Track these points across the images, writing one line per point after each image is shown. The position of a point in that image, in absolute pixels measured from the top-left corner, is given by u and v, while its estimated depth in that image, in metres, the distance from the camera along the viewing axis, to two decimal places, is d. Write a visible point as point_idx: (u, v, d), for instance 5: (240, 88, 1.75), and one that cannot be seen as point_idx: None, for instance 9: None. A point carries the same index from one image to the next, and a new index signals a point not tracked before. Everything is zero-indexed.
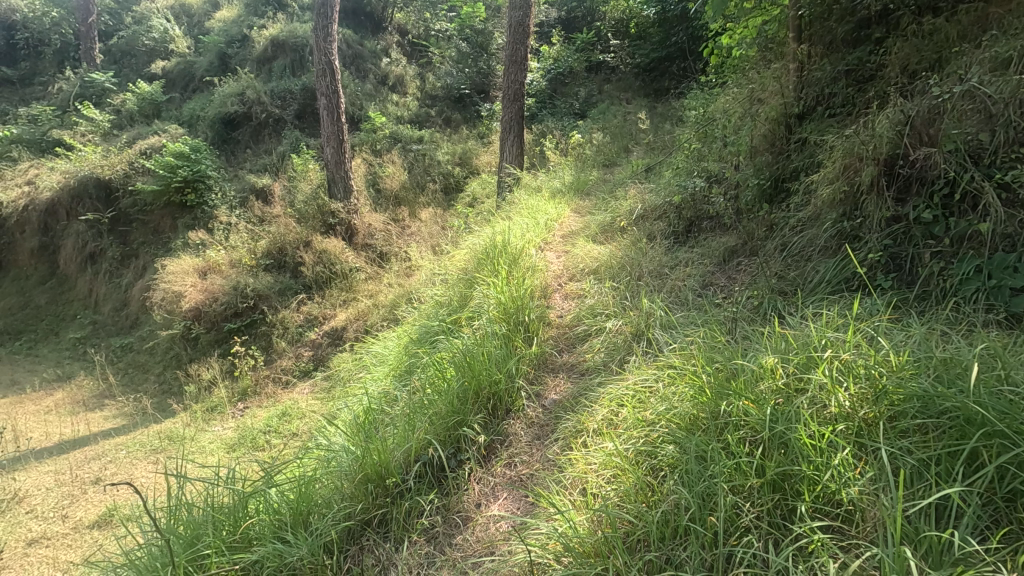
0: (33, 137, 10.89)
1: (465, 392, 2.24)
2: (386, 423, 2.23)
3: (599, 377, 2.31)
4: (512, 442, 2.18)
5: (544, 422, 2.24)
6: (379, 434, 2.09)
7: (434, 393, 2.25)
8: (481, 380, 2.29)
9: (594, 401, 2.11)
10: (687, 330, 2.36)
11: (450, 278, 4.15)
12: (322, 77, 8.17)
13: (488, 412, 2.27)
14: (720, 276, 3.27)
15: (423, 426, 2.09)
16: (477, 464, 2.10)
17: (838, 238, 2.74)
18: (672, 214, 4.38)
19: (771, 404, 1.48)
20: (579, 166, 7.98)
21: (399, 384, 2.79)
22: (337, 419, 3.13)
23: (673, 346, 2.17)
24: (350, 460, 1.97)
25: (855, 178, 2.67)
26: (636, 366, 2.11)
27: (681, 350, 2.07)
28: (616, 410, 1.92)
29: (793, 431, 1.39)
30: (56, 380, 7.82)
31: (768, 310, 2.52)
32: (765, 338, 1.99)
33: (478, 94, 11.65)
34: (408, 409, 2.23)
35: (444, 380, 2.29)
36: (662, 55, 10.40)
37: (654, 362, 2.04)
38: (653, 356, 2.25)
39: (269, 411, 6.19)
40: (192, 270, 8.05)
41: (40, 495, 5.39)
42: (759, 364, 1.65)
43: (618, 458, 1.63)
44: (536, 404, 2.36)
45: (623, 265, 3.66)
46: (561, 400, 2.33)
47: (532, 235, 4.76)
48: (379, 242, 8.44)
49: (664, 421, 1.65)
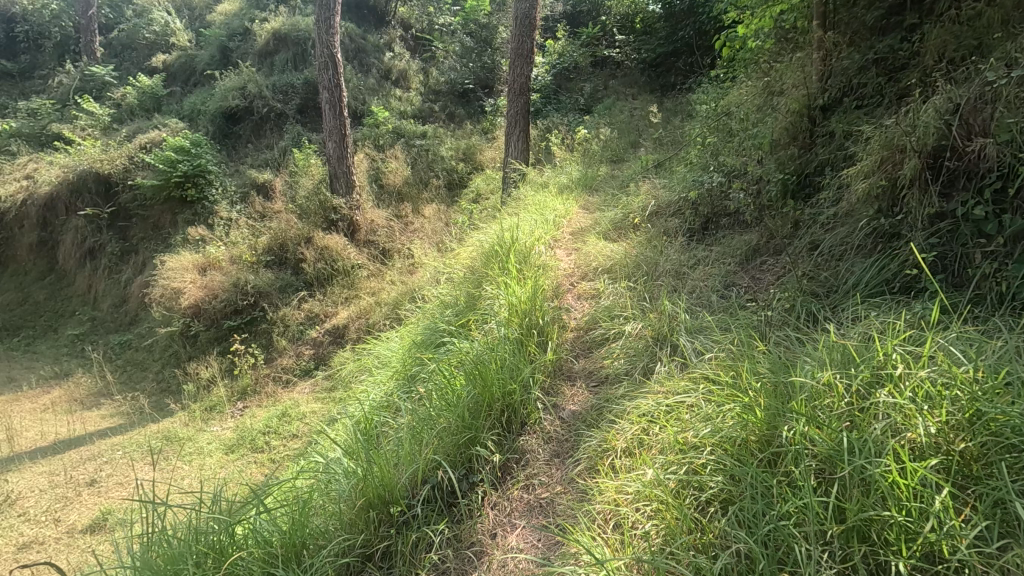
0: (32, 131, 10.73)
1: (478, 405, 2.06)
2: (388, 436, 2.05)
3: (622, 387, 2.13)
4: (530, 462, 2.00)
5: (565, 438, 2.07)
6: (379, 450, 1.90)
7: (441, 404, 2.05)
8: (496, 390, 2.11)
9: (620, 416, 1.93)
10: (718, 336, 2.18)
11: (456, 276, 3.97)
12: (323, 70, 7.98)
13: (503, 427, 2.10)
14: (743, 275, 3.09)
15: (431, 442, 1.91)
16: (492, 486, 1.92)
17: (875, 237, 2.55)
18: (688, 211, 4.18)
19: (842, 431, 1.30)
20: (586, 161, 7.79)
21: (402, 391, 2.61)
22: (337, 427, 2.94)
23: (707, 355, 1.99)
24: (349, 482, 1.78)
25: (895, 171, 2.48)
26: (666, 378, 1.93)
27: (717, 359, 1.89)
28: (647, 428, 1.75)
29: (873, 467, 1.20)
30: (53, 378, 7.67)
31: (802, 314, 2.34)
32: (809, 346, 1.81)
33: (482, 89, 11.44)
34: (413, 420, 2.04)
35: (454, 390, 2.10)
36: (668, 50, 10.20)
37: (688, 374, 1.86)
38: (683, 365, 2.08)
39: (269, 411, 6.03)
40: (192, 266, 7.86)
41: (33, 497, 5.25)
42: (816, 380, 1.47)
43: (658, 490, 1.46)
44: (553, 417, 2.19)
45: (639, 264, 3.48)
46: (580, 413, 2.16)
47: (541, 232, 4.56)
48: (381, 239, 8.26)
49: (711, 447, 1.48)
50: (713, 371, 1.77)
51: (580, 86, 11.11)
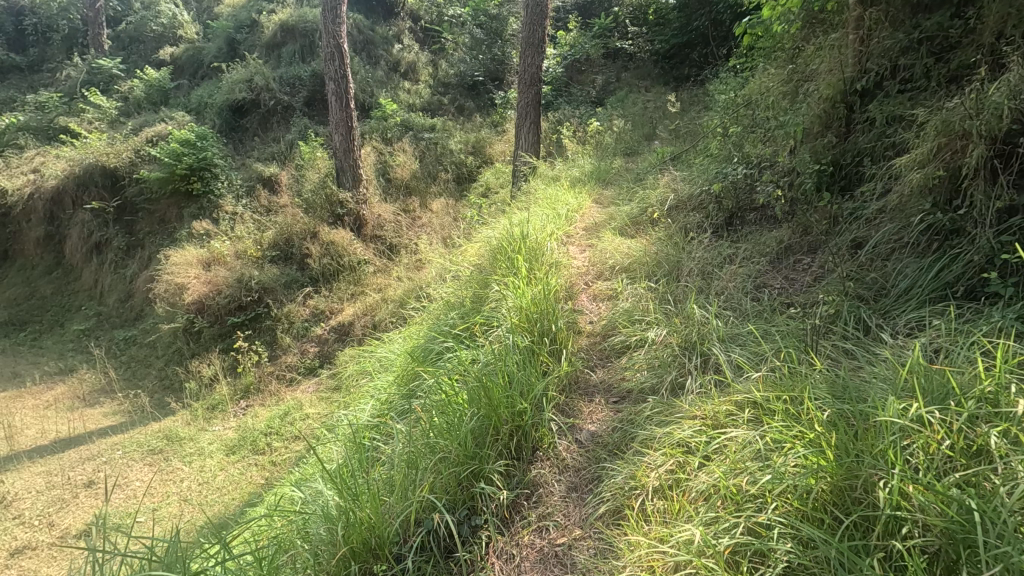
0: (40, 125, 10.60)
1: (486, 430, 1.82)
2: (381, 462, 1.80)
3: (649, 407, 1.88)
4: (545, 498, 1.75)
5: (585, 466, 1.83)
6: (366, 483, 1.65)
7: (439, 426, 1.81)
8: (507, 414, 1.87)
9: (650, 447, 1.67)
10: (758, 350, 1.93)
11: (463, 274, 3.72)
12: (330, 61, 7.75)
13: (511, 454, 1.86)
14: (776, 274, 2.81)
15: (428, 476, 1.65)
16: (498, 530, 1.67)
17: (929, 234, 2.27)
18: (710, 205, 3.90)
19: (954, 497, 1.04)
20: (599, 154, 7.51)
21: (399, 408, 2.37)
22: (333, 437, 2.73)
23: (752, 376, 1.76)
24: (327, 524, 1.53)
25: (954, 162, 2.20)
26: (705, 403, 1.68)
27: (763, 382, 1.65)
28: (687, 468, 1.49)
29: (1006, 550, 0.93)
30: (57, 374, 7.55)
31: (852, 323, 2.07)
32: (873, 372, 1.56)
33: (492, 82, 11.19)
34: (408, 442, 1.80)
35: (457, 409, 1.86)
36: (682, 41, 9.61)
37: (730, 398, 1.63)
38: (721, 383, 1.84)
39: (272, 411, 5.85)
40: (196, 262, 7.65)
41: (29, 499, 5.10)
42: (903, 421, 1.21)
43: (708, 557, 1.20)
44: (569, 441, 1.95)
45: (660, 262, 3.23)
46: (601, 436, 1.92)
47: (553, 226, 4.31)
48: (389, 234, 8.04)
49: (775, 505, 1.24)
50: (765, 402, 1.54)
51: (591, 78, 10.81)
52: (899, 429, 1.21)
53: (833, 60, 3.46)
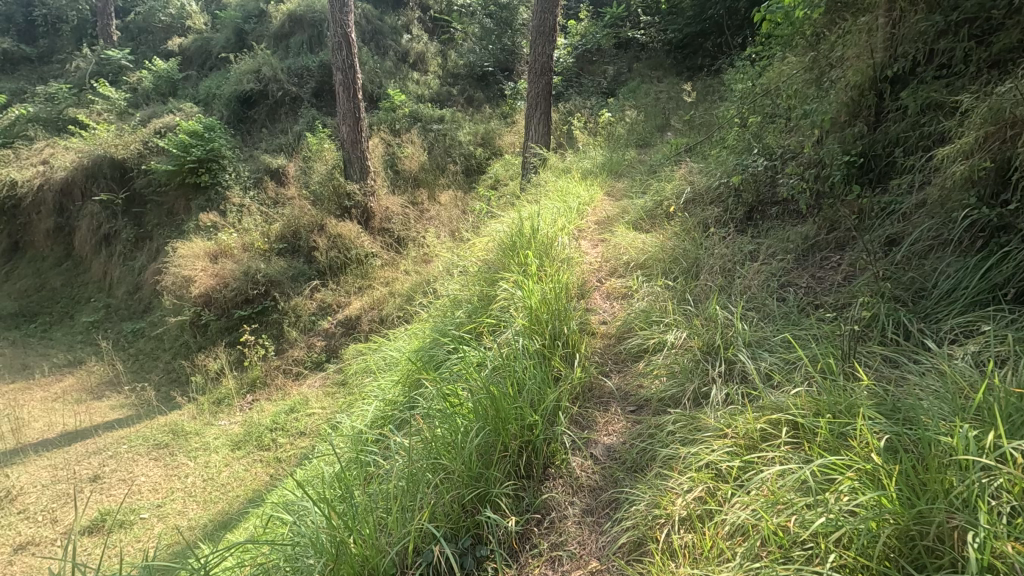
0: (50, 116, 10.53)
1: (494, 444, 1.70)
2: (378, 479, 1.68)
3: (672, 420, 1.74)
4: (558, 524, 1.62)
5: (603, 484, 1.70)
6: (360, 504, 1.52)
7: (441, 439, 1.69)
8: (515, 427, 1.75)
9: (676, 470, 1.53)
10: (790, 361, 1.78)
11: (472, 269, 3.58)
12: (337, 50, 7.60)
13: (521, 473, 1.73)
14: (802, 273, 2.64)
15: (429, 499, 1.53)
16: (505, 560, 1.54)
17: (972, 232, 2.10)
18: (729, 199, 3.72)
19: None
20: (611, 146, 7.33)
21: (401, 416, 2.25)
22: (333, 441, 2.61)
23: (787, 390, 1.62)
24: (313, 554, 1.40)
25: (1005, 153, 2.02)
26: (736, 422, 1.54)
27: (802, 399, 1.50)
28: (719, 500, 1.35)
29: None
30: (65, 366, 7.52)
31: (890, 328, 1.91)
32: (924, 392, 1.42)
33: (502, 72, 11.01)
34: (409, 456, 1.68)
35: (464, 422, 1.73)
36: (696, 31, 9.26)
37: (764, 416, 1.50)
38: (751, 395, 1.70)
39: (277, 406, 5.76)
40: (203, 254, 7.54)
41: (34, 493, 5.06)
42: (979, 458, 1.06)
43: None
44: (583, 457, 1.81)
45: (677, 258, 3.08)
46: (618, 452, 1.78)
47: (565, 220, 4.15)
48: (397, 226, 7.92)
49: (829, 552, 1.10)
50: (808, 423, 1.41)
51: (602, 69, 10.61)
52: (973, 467, 1.07)
53: (862, 44, 3.26)
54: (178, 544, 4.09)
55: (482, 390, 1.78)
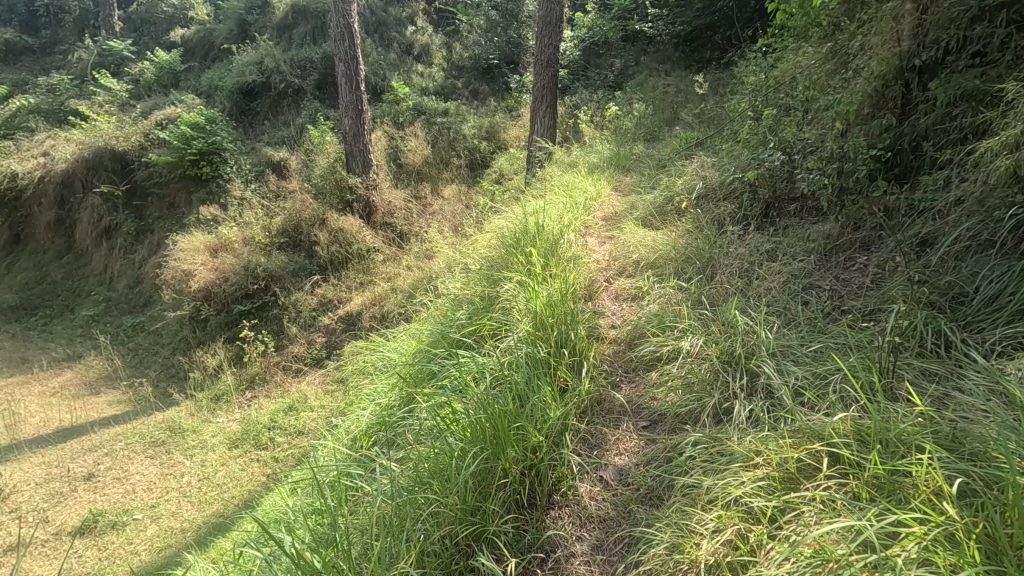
0: (51, 107, 10.41)
1: (493, 470, 1.56)
2: (364, 507, 1.53)
3: (692, 443, 1.57)
4: (564, 565, 1.45)
5: (615, 515, 1.54)
6: (340, 542, 1.37)
7: (433, 463, 1.53)
8: (516, 451, 1.60)
9: (702, 506, 1.35)
10: (823, 378, 1.61)
11: (474, 266, 3.42)
12: (339, 41, 7.42)
13: (524, 501, 1.58)
14: (825, 275, 2.46)
15: (419, 536, 1.38)
16: None
17: (1018, 234, 1.92)
18: (744, 195, 3.55)
19: None
20: (618, 140, 7.14)
21: (396, 430, 2.10)
22: (327, 452, 2.48)
23: (822, 413, 1.46)
24: None
25: None
26: (768, 449, 1.37)
27: (847, 425, 1.33)
28: (753, 547, 1.18)
29: None
30: (65, 360, 7.42)
31: (930, 341, 1.73)
32: (982, 422, 1.26)
33: (508, 65, 10.80)
34: (398, 482, 1.52)
35: (461, 445, 1.58)
36: (704, 23, 8.82)
37: (802, 445, 1.32)
38: (781, 416, 1.53)
39: (276, 403, 5.63)
40: (203, 248, 7.39)
41: (27, 491, 4.95)
42: None
43: None
44: (592, 483, 1.65)
45: (691, 257, 2.92)
46: (632, 477, 1.62)
47: (572, 216, 3.99)
48: (399, 220, 7.76)
49: None
50: (853, 457, 1.24)
51: (609, 62, 10.39)
52: None
53: (887, 31, 3.02)
54: (171, 547, 3.96)
55: (480, 408, 1.63)
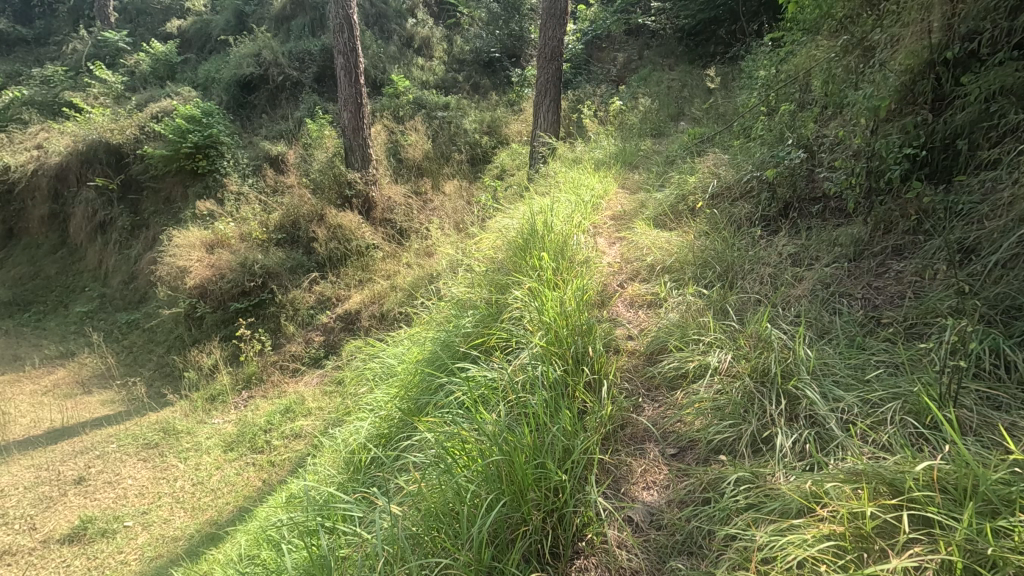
0: (45, 99, 10.17)
1: (512, 517, 1.41)
2: (362, 557, 1.39)
3: (738, 483, 1.42)
4: None
5: (648, 566, 1.37)
6: None
7: (442, 510, 1.39)
8: (537, 494, 1.45)
9: (760, 565, 1.18)
10: (879, 411, 1.47)
11: (479, 267, 3.25)
12: (339, 33, 7.22)
13: (543, 550, 1.42)
14: (854, 282, 2.30)
15: None
16: None
17: None
18: (762, 194, 3.39)
19: None
20: (623, 135, 6.97)
21: (397, 459, 1.96)
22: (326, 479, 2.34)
23: (887, 455, 1.31)
24: None
25: None
26: (838, 497, 1.20)
27: (932, 475, 1.17)
28: None
29: None
30: (57, 358, 7.24)
31: (988, 360, 1.57)
32: None
33: (509, 59, 10.62)
34: (403, 528, 1.37)
35: (473, 487, 1.43)
36: (709, 17, 8.62)
37: (880, 500, 1.16)
38: (836, 454, 1.38)
39: (273, 404, 5.47)
40: (199, 244, 7.20)
41: (15, 495, 4.79)
42: None
43: None
44: (620, 525, 1.49)
45: (708, 259, 2.77)
46: (666, 520, 1.47)
47: (580, 215, 3.82)
48: (399, 217, 7.59)
49: None
50: (940, 515, 1.08)
51: (612, 57, 10.22)
52: None
53: (915, 22, 2.77)
54: (163, 557, 3.81)
55: (495, 445, 1.48)
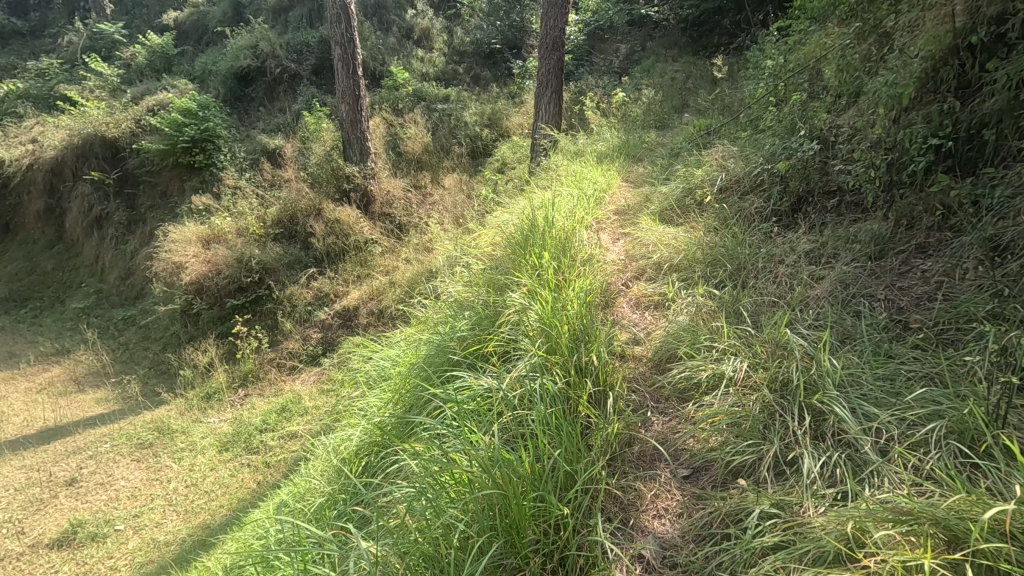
0: (40, 92, 10.01)
1: (507, 561, 1.29)
2: None
3: (764, 515, 1.29)
4: None
5: None
6: None
7: (428, 555, 1.26)
8: (536, 531, 1.33)
9: None
10: (919, 435, 1.33)
11: (478, 265, 3.10)
12: (336, 23, 7.02)
13: None
14: (876, 282, 2.15)
15: None
16: None
17: None
18: (774, 187, 3.23)
19: None
20: (627, 127, 6.80)
21: (382, 482, 1.82)
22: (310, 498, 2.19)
23: (937, 491, 1.17)
24: None
25: None
26: (888, 545, 1.08)
27: (1001, 523, 1.04)
28: None
29: None
30: (52, 355, 7.12)
31: None
32: None
33: (510, 50, 10.42)
34: (384, 572, 1.24)
35: (464, 527, 1.30)
36: (712, 6, 8.39)
37: (942, 550, 1.03)
38: (875, 486, 1.25)
39: (269, 403, 5.34)
40: (195, 239, 7.06)
41: (7, 497, 4.69)
42: None
43: None
44: (629, 564, 1.34)
45: (720, 257, 2.63)
46: (682, 556, 1.34)
47: (583, 211, 3.67)
48: (399, 211, 7.40)
49: None
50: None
51: (614, 48, 10.01)
52: None
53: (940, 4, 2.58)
54: (153, 563, 3.70)
55: (489, 477, 1.35)
